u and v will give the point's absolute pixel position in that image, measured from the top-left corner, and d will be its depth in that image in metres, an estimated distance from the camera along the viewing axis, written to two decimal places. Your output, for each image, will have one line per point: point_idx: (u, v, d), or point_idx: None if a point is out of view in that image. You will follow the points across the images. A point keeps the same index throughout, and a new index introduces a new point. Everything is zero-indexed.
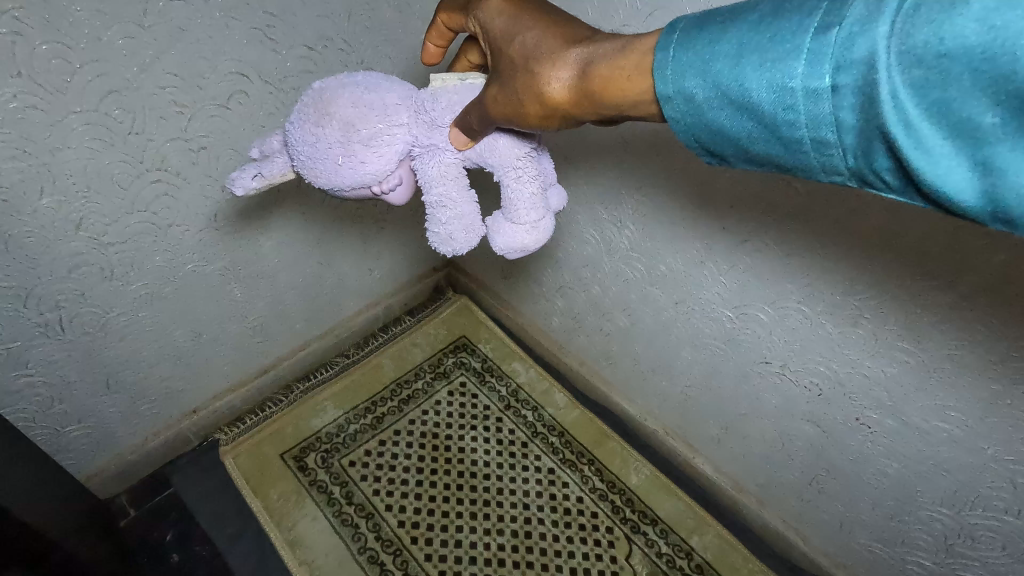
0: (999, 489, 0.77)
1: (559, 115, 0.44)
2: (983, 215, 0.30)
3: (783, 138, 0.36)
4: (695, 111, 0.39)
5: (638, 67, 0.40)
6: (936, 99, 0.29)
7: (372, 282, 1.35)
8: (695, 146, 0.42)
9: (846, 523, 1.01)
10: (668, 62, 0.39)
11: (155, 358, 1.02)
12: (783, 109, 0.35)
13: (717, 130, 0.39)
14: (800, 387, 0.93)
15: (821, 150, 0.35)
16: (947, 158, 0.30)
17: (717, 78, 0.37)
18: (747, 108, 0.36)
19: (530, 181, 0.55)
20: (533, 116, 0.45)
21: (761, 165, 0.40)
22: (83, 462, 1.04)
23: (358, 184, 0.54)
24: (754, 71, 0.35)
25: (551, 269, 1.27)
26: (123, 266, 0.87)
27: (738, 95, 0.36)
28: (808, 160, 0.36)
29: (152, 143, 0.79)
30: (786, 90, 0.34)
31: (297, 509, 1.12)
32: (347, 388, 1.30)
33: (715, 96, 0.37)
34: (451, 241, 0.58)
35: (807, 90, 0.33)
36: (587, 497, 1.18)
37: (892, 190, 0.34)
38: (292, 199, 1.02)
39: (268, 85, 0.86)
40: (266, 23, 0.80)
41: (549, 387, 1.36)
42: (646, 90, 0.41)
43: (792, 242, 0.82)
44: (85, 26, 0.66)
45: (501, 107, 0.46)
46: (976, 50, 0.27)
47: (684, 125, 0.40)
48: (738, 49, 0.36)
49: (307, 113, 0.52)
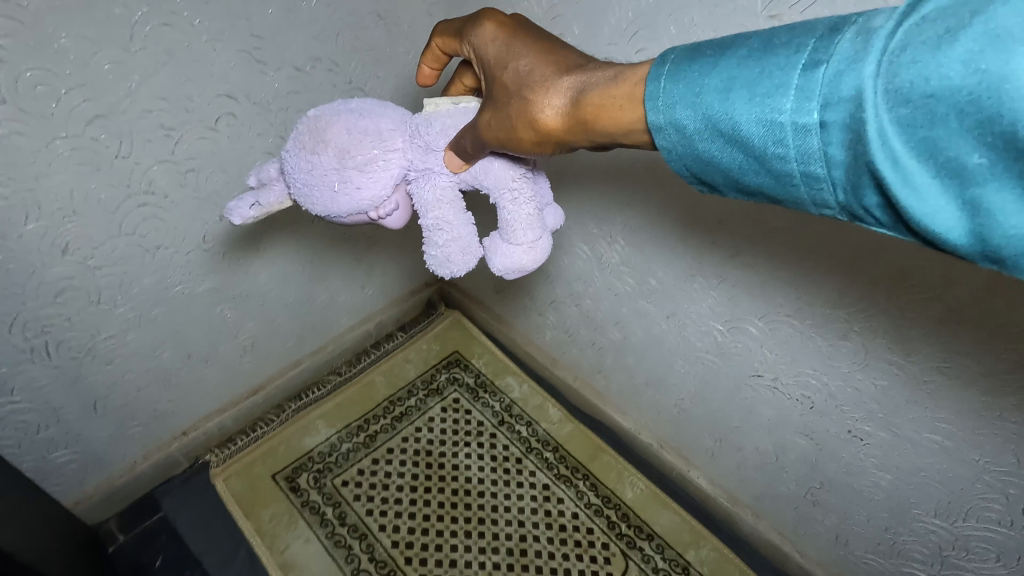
0: (991, 500, 0.77)
1: (552, 140, 0.45)
2: (972, 253, 0.29)
3: (773, 171, 0.35)
4: (684, 141, 0.38)
5: (628, 96, 0.40)
6: (923, 139, 0.28)
7: (363, 299, 1.35)
8: (688, 176, 0.41)
9: (842, 534, 1.01)
10: (660, 92, 0.38)
11: (143, 381, 1.01)
12: (772, 144, 0.34)
13: (707, 161, 0.38)
14: (792, 400, 0.93)
15: (811, 184, 0.34)
16: (935, 196, 0.29)
17: (705, 110, 0.36)
18: (735, 140, 0.35)
19: (527, 202, 0.56)
20: (527, 141, 0.46)
21: (752, 196, 0.38)
22: (70, 487, 1.03)
23: (354, 211, 0.54)
24: (743, 104, 0.34)
25: (542, 283, 1.27)
26: (110, 289, 0.86)
27: (727, 127, 0.35)
28: (798, 194, 0.35)
29: (140, 166, 0.79)
30: (775, 124, 0.33)
31: (289, 531, 1.10)
32: (339, 407, 1.29)
33: (704, 129, 0.36)
34: (448, 263, 0.58)
35: (796, 125, 0.32)
36: (583, 513, 1.17)
37: (883, 226, 0.33)
38: (282, 218, 1.02)
39: (257, 106, 0.86)
40: (254, 46, 0.80)
41: (543, 402, 1.35)
42: (640, 118, 0.40)
43: (780, 257, 0.82)
44: (71, 52, 0.65)
45: (495, 131, 0.48)
46: (962, 93, 0.26)
47: (675, 153, 0.39)
48: (726, 83, 0.35)
49: (303, 141, 0.52)
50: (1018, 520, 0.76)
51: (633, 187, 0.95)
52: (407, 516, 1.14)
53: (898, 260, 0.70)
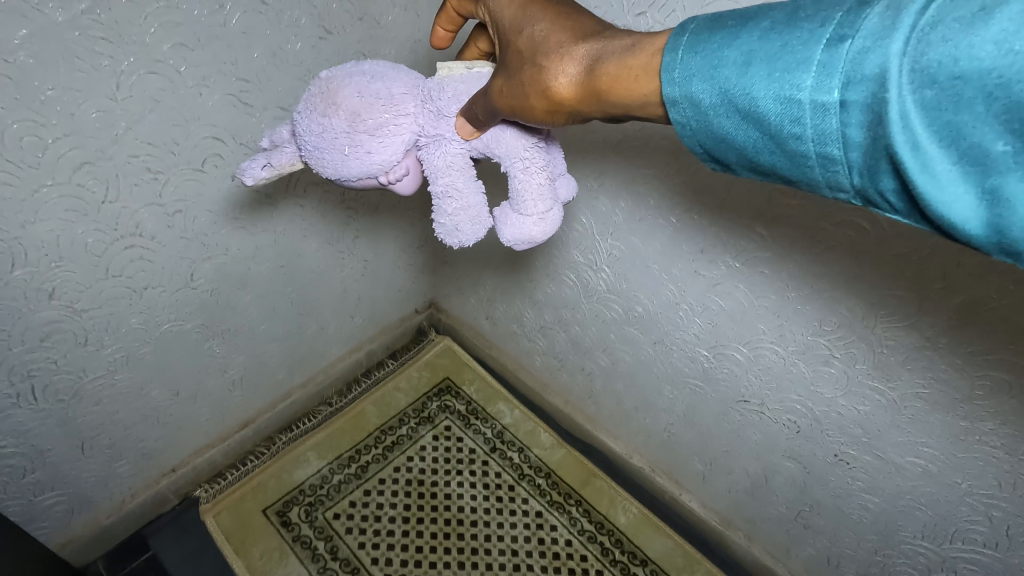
0: (975, 523, 0.78)
1: (564, 110, 0.44)
2: (986, 245, 0.30)
3: (788, 150, 0.35)
4: (700, 117, 0.38)
5: (645, 68, 0.40)
6: (946, 122, 0.28)
7: (353, 328, 1.35)
8: (701, 153, 0.41)
9: (832, 557, 1.01)
10: (676, 64, 0.38)
11: (131, 419, 1.00)
12: (789, 121, 0.34)
13: (722, 138, 0.38)
14: (779, 424, 0.94)
15: (825, 166, 0.34)
16: (954, 184, 0.29)
17: (723, 85, 0.36)
18: (753, 117, 0.36)
19: (538, 172, 0.56)
20: (540, 111, 0.45)
21: (766, 176, 0.39)
22: (57, 529, 1.01)
23: (364, 174, 0.54)
24: (763, 80, 0.34)
25: (531, 309, 1.28)
26: (97, 331, 0.86)
27: (743, 102, 0.35)
28: (812, 176, 0.35)
29: (127, 210, 0.79)
30: (793, 101, 0.33)
31: (281, 567, 1.09)
32: (330, 437, 1.28)
33: (721, 104, 0.37)
34: (457, 232, 0.58)
35: (815, 103, 0.32)
36: (576, 539, 1.17)
37: (896, 211, 0.33)
38: (270, 253, 1.03)
39: (243, 146, 0.87)
40: (239, 89, 0.82)
41: (534, 427, 1.35)
42: (654, 91, 0.40)
43: (761, 285, 0.84)
44: (57, 103, 0.66)
45: (507, 99, 0.46)
46: (991, 75, 0.27)
47: (689, 129, 0.39)
48: (745, 58, 0.35)
49: (314, 102, 0.52)
50: (1003, 542, 0.77)
51: (617, 216, 0.97)
52: (400, 548, 1.13)
53: (874, 288, 0.72)
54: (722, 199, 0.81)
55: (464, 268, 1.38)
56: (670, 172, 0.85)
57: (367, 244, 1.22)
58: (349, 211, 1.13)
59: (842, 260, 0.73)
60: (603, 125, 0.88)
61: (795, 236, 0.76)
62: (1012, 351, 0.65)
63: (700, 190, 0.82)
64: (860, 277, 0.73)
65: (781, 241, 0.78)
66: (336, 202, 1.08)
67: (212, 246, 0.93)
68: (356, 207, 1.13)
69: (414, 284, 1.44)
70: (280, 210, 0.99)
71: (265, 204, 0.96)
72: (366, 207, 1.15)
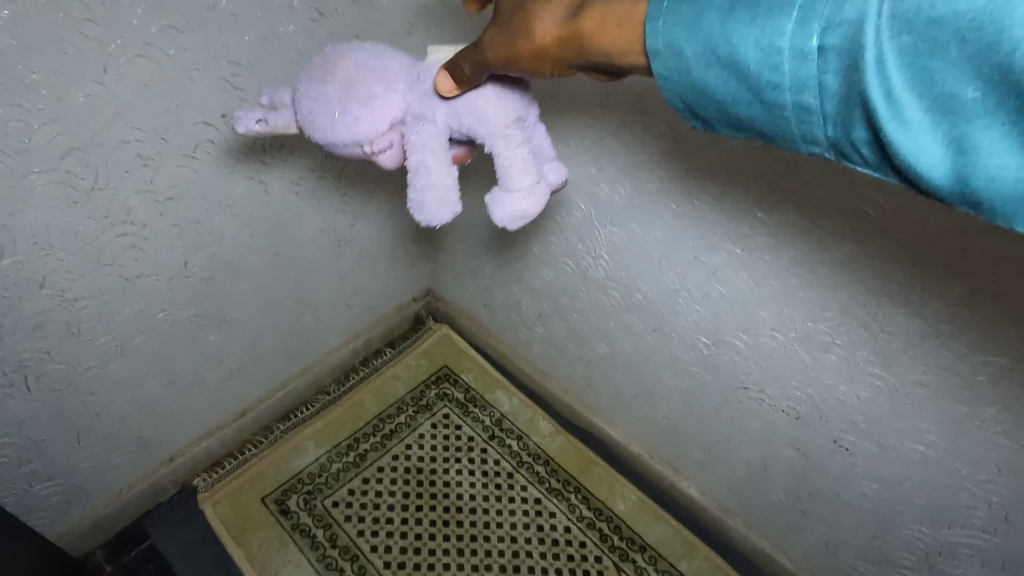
0: (975, 508, 0.78)
1: (549, 58, 0.44)
2: (952, 196, 0.30)
3: (766, 100, 0.35)
4: (682, 67, 0.38)
5: (627, 15, 0.39)
6: (921, 68, 0.29)
7: (350, 316, 1.34)
8: (682, 108, 0.41)
9: (831, 543, 1.01)
10: (662, 12, 0.38)
11: (128, 410, 0.99)
12: (769, 69, 0.34)
13: (701, 90, 0.38)
14: (778, 411, 0.94)
15: (801, 115, 0.34)
16: (924, 132, 0.30)
17: (706, 36, 0.36)
18: (733, 67, 0.36)
19: (522, 148, 0.55)
20: (524, 58, 0.45)
21: (744, 130, 0.39)
22: (55, 520, 1.01)
23: (350, 142, 0.53)
24: (745, 27, 0.34)
25: (530, 297, 1.27)
26: (91, 321, 0.85)
27: (725, 53, 0.35)
28: (788, 127, 0.35)
29: (118, 197, 0.78)
30: (774, 48, 0.33)
31: (280, 556, 1.09)
32: (328, 426, 1.28)
33: (702, 54, 0.36)
34: (423, 209, 0.56)
35: (795, 50, 0.33)
36: (575, 526, 1.17)
37: (868, 165, 0.34)
38: (264, 241, 1.01)
39: (235, 132, 0.85)
40: (231, 73, 0.80)
41: (533, 415, 1.35)
42: (635, 41, 0.39)
43: (762, 272, 0.83)
44: (43, 87, 0.65)
45: (495, 49, 0.46)
46: (965, 19, 0.27)
47: (671, 82, 0.39)
48: (729, 3, 0.35)
49: (315, 71, 0.52)
50: (1002, 527, 0.77)
51: (616, 203, 0.96)
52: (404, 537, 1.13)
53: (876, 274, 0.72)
54: (723, 184, 0.80)
55: (462, 257, 1.36)
56: (670, 158, 0.84)
57: (364, 232, 1.21)
58: (346, 198, 1.11)
59: (845, 247, 0.72)
60: (603, 111, 0.87)
61: (796, 223, 0.76)
62: (1015, 337, 0.65)
63: (701, 176, 0.81)
64: (863, 264, 0.72)
65: (782, 228, 0.77)
66: (331, 189, 1.07)
67: (206, 235, 0.92)
68: (352, 194, 1.12)
69: (411, 272, 1.42)
70: (275, 197, 0.98)
71: (260, 191, 0.95)
72: (362, 194, 1.14)
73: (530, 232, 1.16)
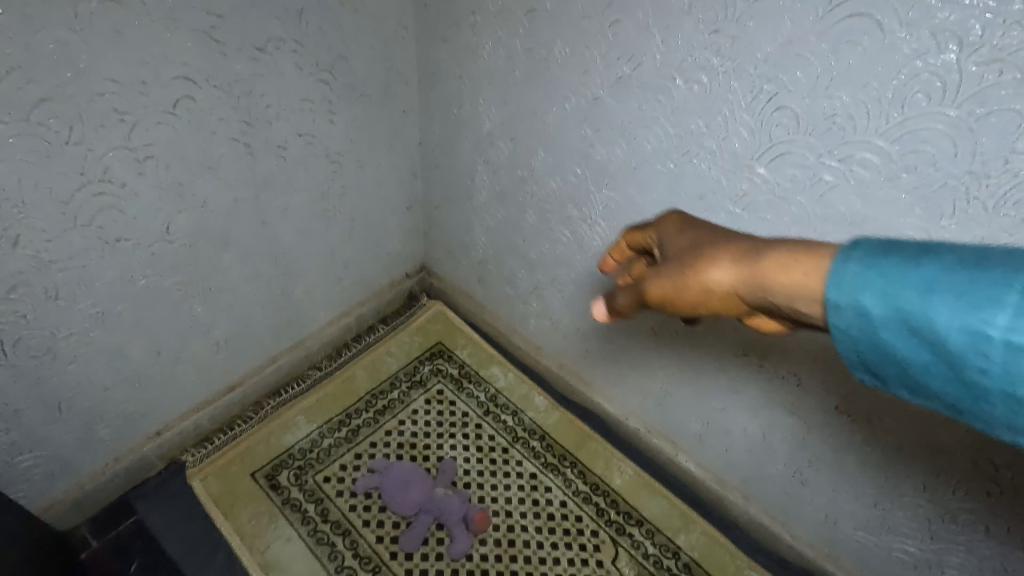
0: (979, 471, 0.77)
1: (717, 295, 0.50)
2: None
3: (963, 377, 0.35)
4: (865, 328, 0.38)
5: (806, 262, 0.43)
6: None
7: (341, 290, 1.31)
8: (853, 360, 0.41)
9: (831, 513, 0.99)
10: (847, 275, 0.39)
11: (111, 380, 0.97)
12: (974, 354, 0.33)
13: (890, 358, 0.38)
14: (778, 378, 0.92)
15: (1013, 408, 0.33)
16: None
17: (900, 304, 0.36)
18: (931, 342, 0.35)
19: None
20: (693, 289, 0.51)
21: (929, 400, 0.38)
22: (38, 493, 0.98)
23: None
24: (948, 311, 0.34)
25: (524, 269, 1.25)
26: (69, 285, 0.82)
27: (920, 324, 0.35)
28: (991, 412, 0.34)
29: (93, 153, 0.75)
30: (983, 337, 0.33)
31: (270, 531, 1.07)
32: (320, 401, 1.26)
33: (892, 321, 0.37)
34: None
35: (1010, 344, 0.32)
36: (571, 501, 1.15)
37: None
38: (250, 207, 0.98)
39: (216, 89, 0.82)
40: (210, 25, 0.77)
41: (529, 391, 1.33)
42: (817, 288, 0.42)
43: (763, 232, 0.80)
44: (8, 30, 0.62)
45: (661, 289, 0.53)
46: None
47: (849, 341, 0.40)
48: (931, 284, 0.35)
49: None
50: (1007, 491, 0.75)
51: (612, 166, 0.93)
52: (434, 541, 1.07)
53: (881, 229, 0.69)
54: (721, 140, 0.77)
55: (455, 230, 1.34)
56: (667, 114, 0.81)
57: (355, 202, 1.18)
58: (334, 165, 1.08)
59: (848, 202, 0.70)
60: (598, 67, 0.85)
61: (798, 178, 0.73)
62: None
63: (699, 132, 0.79)
64: (867, 219, 0.70)
65: (783, 184, 0.75)
66: (319, 155, 1.04)
67: (188, 198, 0.89)
68: (341, 161, 1.09)
69: (403, 246, 1.40)
70: (260, 161, 0.95)
71: (245, 153, 0.92)
72: (351, 161, 1.11)
73: (524, 200, 1.13)
